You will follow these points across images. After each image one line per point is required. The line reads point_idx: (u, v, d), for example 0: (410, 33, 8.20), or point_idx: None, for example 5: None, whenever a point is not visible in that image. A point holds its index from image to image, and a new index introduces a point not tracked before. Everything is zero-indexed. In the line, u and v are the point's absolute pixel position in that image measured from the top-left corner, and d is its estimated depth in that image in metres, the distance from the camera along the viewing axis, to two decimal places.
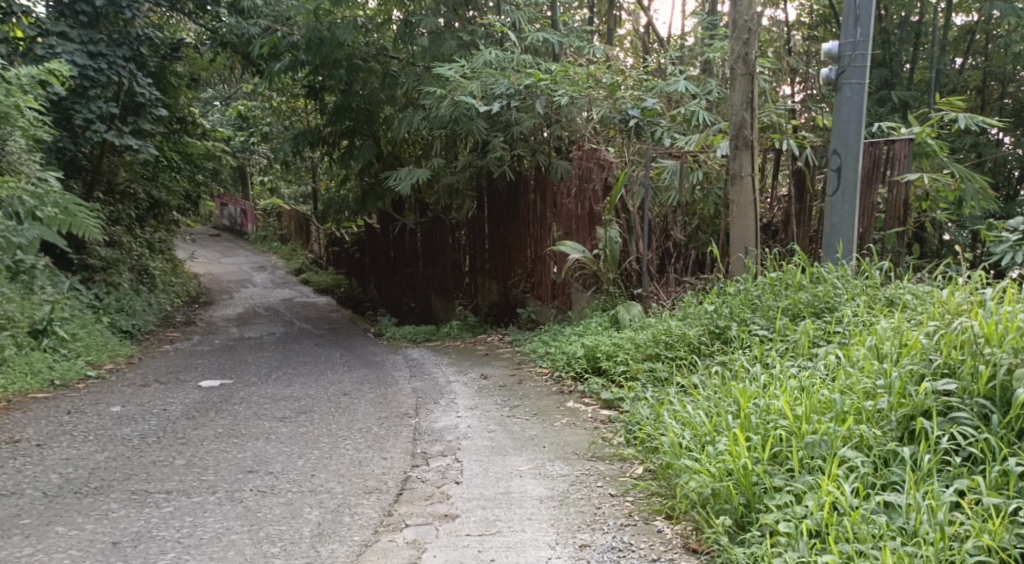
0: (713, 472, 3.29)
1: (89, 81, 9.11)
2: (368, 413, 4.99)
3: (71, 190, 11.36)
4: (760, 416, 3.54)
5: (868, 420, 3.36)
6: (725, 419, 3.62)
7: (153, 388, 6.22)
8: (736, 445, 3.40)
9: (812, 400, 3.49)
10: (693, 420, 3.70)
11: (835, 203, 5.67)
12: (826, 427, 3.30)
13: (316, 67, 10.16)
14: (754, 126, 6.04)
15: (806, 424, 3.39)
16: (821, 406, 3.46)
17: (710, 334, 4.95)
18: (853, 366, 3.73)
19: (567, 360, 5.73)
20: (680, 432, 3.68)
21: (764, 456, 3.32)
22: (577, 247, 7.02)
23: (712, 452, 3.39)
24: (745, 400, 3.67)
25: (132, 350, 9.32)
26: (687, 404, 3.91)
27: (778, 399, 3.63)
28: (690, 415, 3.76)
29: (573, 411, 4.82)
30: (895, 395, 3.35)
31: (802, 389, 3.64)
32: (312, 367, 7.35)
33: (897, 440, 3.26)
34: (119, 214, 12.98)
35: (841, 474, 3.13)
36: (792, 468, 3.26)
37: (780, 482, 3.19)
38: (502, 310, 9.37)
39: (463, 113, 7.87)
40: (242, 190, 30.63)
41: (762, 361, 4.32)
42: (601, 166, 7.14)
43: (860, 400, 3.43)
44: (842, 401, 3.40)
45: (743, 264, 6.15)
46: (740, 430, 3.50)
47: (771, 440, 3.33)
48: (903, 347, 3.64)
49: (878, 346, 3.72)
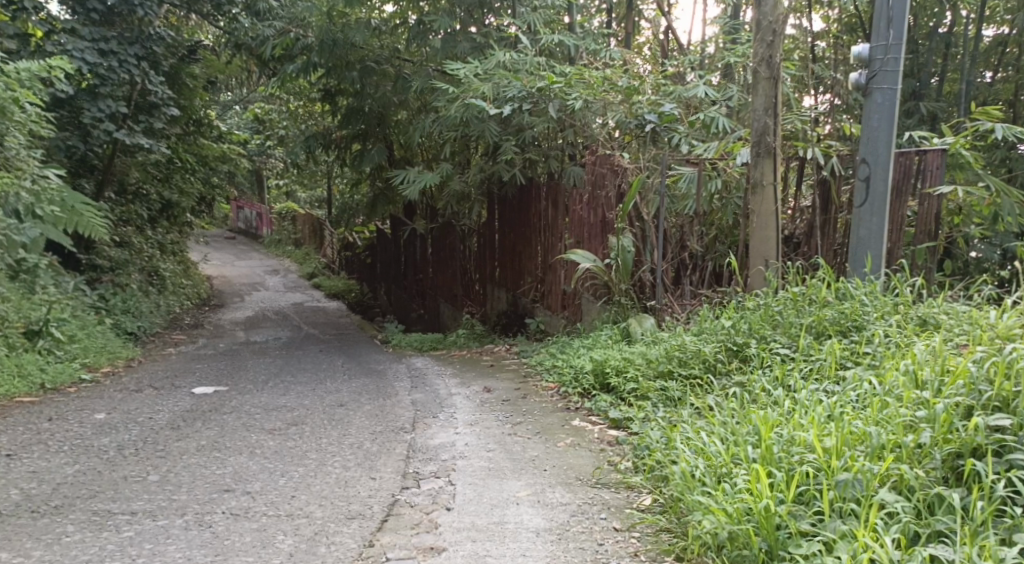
0: (730, 512, 3.00)
1: (99, 80, 8.90)
2: (362, 427, 4.73)
3: (79, 189, 11.19)
4: (783, 448, 3.25)
5: (908, 457, 3.06)
6: (744, 450, 3.32)
7: (145, 394, 5.98)
8: (757, 482, 3.10)
9: (842, 431, 3.19)
10: (709, 450, 3.41)
11: (863, 215, 5.37)
12: (860, 465, 3.00)
13: (329, 69, 9.94)
14: (778, 133, 5.74)
15: (837, 459, 3.09)
16: (852, 437, 3.17)
17: (727, 352, 4.65)
18: (889, 393, 3.43)
19: (575, 375, 5.44)
20: (693, 461, 3.39)
21: (788, 495, 3.02)
22: (588, 255, 6.74)
23: (729, 490, 3.10)
24: (766, 429, 3.37)
25: (134, 353, 9.10)
26: (702, 429, 3.62)
27: (804, 428, 3.33)
28: (705, 443, 3.47)
29: (579, 430, 4.53)
30: (940, 430, 3.05)
31: (830, 418, 3.34)
32: (311, 374, 7.10)
33: (942, 482, 2.96)
34: (129, 214, 12.82)
35: (880, 522, 2.83)
36: (821, 510, 2.96)
37: (807, 527, 2.89)
38: (511, 320, 9.10)
39: (474, 116, 7.66)
40: (258, 193, 30.58)
41: (783, 384, 4.01)
42: (615, 173, 6.85)
43: (899, 434, 3.13)
44: (878, 434, 3.10)
45: (763, 277, 5.85)
46: (761, 464, 3.20)
47: (797, 477, 3.03)
48: (947, 375, 3.33)
49: (918, 372, 3.42)
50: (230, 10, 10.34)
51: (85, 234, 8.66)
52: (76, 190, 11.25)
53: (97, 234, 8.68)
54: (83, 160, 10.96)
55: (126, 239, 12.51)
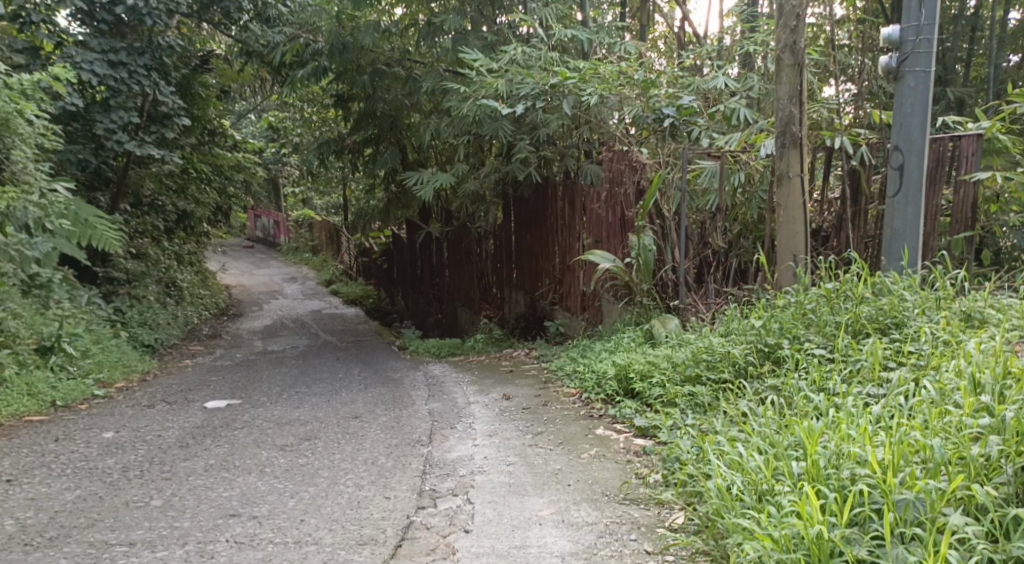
0: (777, 538, 2.77)
1: (109, 91, 8.78)
2: (377, 441, 4.54)
3: (93, 202, 11.09)
4: (832, 463, 3.02)
5: (977, 473, 2.82)
6: (788, 466, 3.10)
7: (157, 410, 5.81)
8: (806, 503, 2.87)
9: (898, 443, 2.97)
10: (748, 465, 3.19)
11: (897, 205, 5.13)
12: (923, 485, 2.77)
13: (339, 73, 9.77)
14: (803, 122, 5.50)
15: (894, 475, 2.86)
16: (910, 450, 2.94)
17: (758, 353, 4.41)
18: (947, 401, 3.21)
19: (597, 381, 5.22)
20: (731, 477, 3.17)
21: (841, 518, 2.80)
22: (607, 256, 6.51)
23: (775, 514, 2.87)
24: (811, 442, 3.15)
25: (150, 366, 8.97)
26: (739, 442, 3.40)
27: (853, 440, 3.11)
28: (743, 458, 3.25)
29: (604, 439, 4.31)
30: (1013, 443, 2.82)
31: (883, 429, 3.12)
32: (327, 385, 6.92)
33: (1016, 500, 2.73)
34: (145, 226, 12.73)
35: (951, 549, 2.59)
36: (880, 535, 2.73)
37: (865, 554, 2.67)
38: (529, 323, 8.88)
39: (486, 115, 7.46)
40: (275, 202, 30.60)
41: (824, 389, 3.78)
42: (633, 169, 6.62)
43: (964, 447, 2.90)
44: (941, 448, 2.87)
45: (792, 273, 5.62)
46: (809, 482, 2.98)
47: (851, 498, 2.80)
48: (1010, 380, 3.14)
49: (980, 378, 3.20)
50: (239, 17, 10.20)
51: (99, 247, 8.54)
52: (90, 203, 11.16)
53: (111, 247, 8.56)
54: (96, 173, 10.87)
55: (142, 251, 12.42)
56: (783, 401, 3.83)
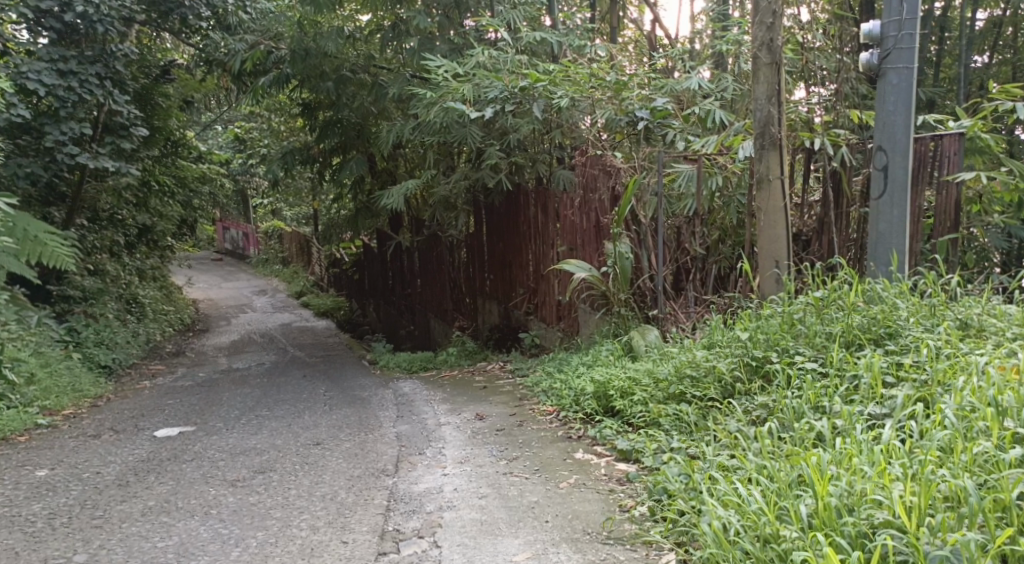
0: None
1: (58, 102, 8.30)
2: (339, 472, 4.19)
3: (49, 218, 10.60)
4: (846, 507, 2.77)
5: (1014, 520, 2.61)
6: (795, 508, 2.84)
7: (103, 441, 5.41)
8: (823, 555, 2.62)
9: (923, 485, 2.73)
10: (748, 506, 2.92)
11: (881, 208, 4.88)
12: (957, 535, 2.54)
13: (303, 81, 9.39)
14: (783, 122, 5.23)
15: (920, 522, 2.63)
16: (940, 494, 2.71)
17: (745, 368, 4.13)
18: (972, 435, 3.00)
19: (575, 398, 4.90)
20: (729, 520, 2.91)
21: None
22: (582, 265, 6.20)
23: None
24: (819, 480, 2.90)
25: (105, 390, 8.51)
26: (734, 478, 3.13)
27: (867, 478, 2.87)
28: (743, 497, 2.98)
29: (584, 464, 4.00)
30: None
31: (902, 466, 2.88)
32: (290, 406, 6.54)
33: None
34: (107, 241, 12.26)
35: None
36: None
37: None
38: (504, 334, 8.55)
39: (454, 120, 7.13)
40: (244, 213, 30.04)
41: (821, 411, 3.53)
42: (607, 173, 6.33)
43: (999, 491, 2.69)
44: (975, 491, 2.65)
45: (776, 280, 5.34)
46: (820, 529, 2.73)
47: (874, 550, 2.55)
48: None
49: (1010, 411, 3.00)
50: (198, 24, 9.81)
51: (50, 265, 8.06)
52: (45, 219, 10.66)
53: (63, 264, 8.09)
54: (49, 187, 10.40)
55: (100, 267, 11.80)
56: (778, 425, 3.56)
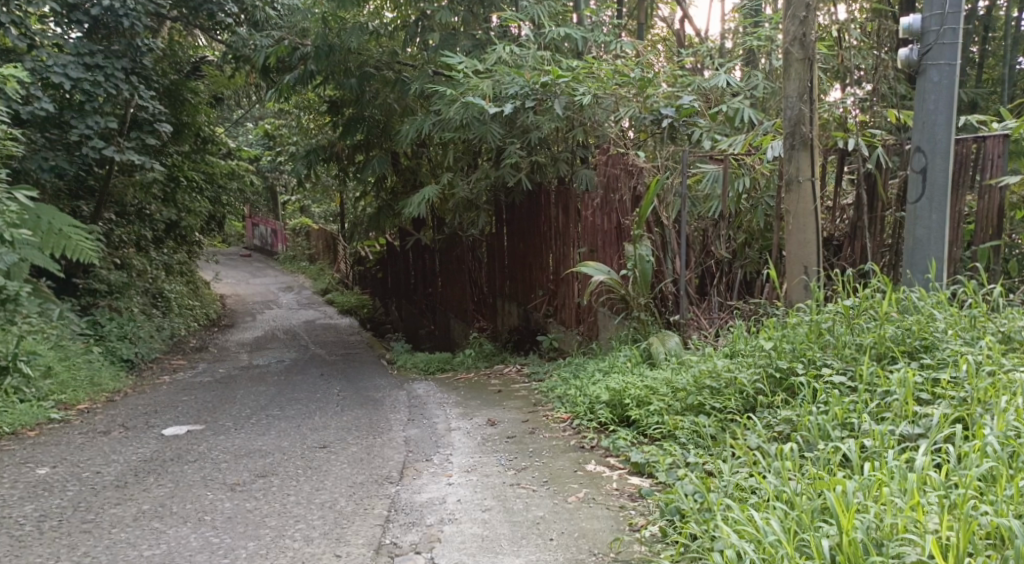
0: None
1: (85, 96, 8.21)
2: (342, 478, 4.06)
3: (77, 211, 10.58)
4: (872, 541, 2.58)
5: None
6: (817, 539, 2.65)
7: (109, 438, 5.31)
8: None
9: (961, 522, 2.54)
10: (765, 535, 2.73)
11: (919, 212, 4.64)
12: None
13: (327, 77, 9.28)
14: (814, 121, 5.01)
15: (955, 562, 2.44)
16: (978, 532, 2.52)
17: (768, 380, 3.92)
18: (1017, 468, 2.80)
19: (590, 406, 4.71)
20: (743, 548, 2.72)
21: None
22: (601, 267, 6.00)
23: None
24: (844, 511, 2.69)
25: (123, 385, 8.45)
26: (750, 504, 2.95)
27: (898, 510, 2.68)
28: (759, 523, 2.80)
29: (595, 477, 3.81)
30: None
31: (936, 499, 2.69)
32: (302, 406, 6.41)
33: None
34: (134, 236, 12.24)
35: None
36: None
37: None
38: (523, 336, 8.38)
39: (474, 117, 6.95)
40: (273, 209, 30.14)
41: (850, 429, 3.33)
42: (629, 173, 6.14)
43: None
44: (1019, 532, 2.46)
45: (804, 287, 5.11)
46: None
47: None
48: None
49: None
50: (224, 19, 9.74)
51: (73, 258, 8.00)
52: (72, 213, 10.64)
53: (86, 258, 8.02)
54: (77, 180, 10.35)
55: (126, 261, 11.73)
56: (802, 443, 3.35)
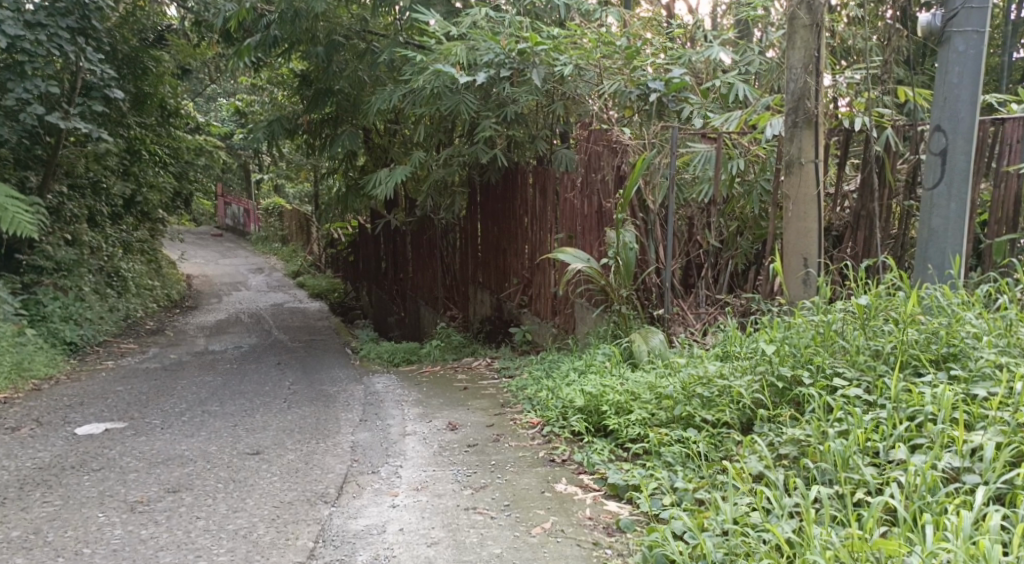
0: None
1: (24, 56, 7.33)
2: (268, 494, 3.47)
3: (27, 182, 9.73)
4: None
5: None
6: None
7: (13, 438, 4.69)
8: None
9: None
10: None
11: (936, 199, 4.06)
12: None
13: (292, 45, 8.57)
14: (819, 95, 4.39)
15: None
16: None
17: (770, 390, 3.38)
18: None
19: (562, 412, 4.11)
20: None
21: None
22: (580, 255, 5.35)
23: None
24: None
25: (58, 372, 7.77)
26: None
27: None
28: None
29: (565, 501, 3.24)
30: None
31: None
32: (247, 401, 5.79)
33: None
34: (92, 212, 11.41)
35: None
36: None
37: None
38: (495, 327, 7.78)
39: (445, 87, 6.30)
40: (247, 189, 29.21)
41: (873, 457, 2.85)
42: (613, 151, 5.53)
43: None
44: None
45: (807, 281, 4.52)
46: None
47: None
48: None
49: None
50: None
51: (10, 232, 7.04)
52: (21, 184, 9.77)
53: (25, 232, 7.10)
54: (23, 149, 9.41)
55: (78, 237, 10.71)
56: (818, 474, 2.86)
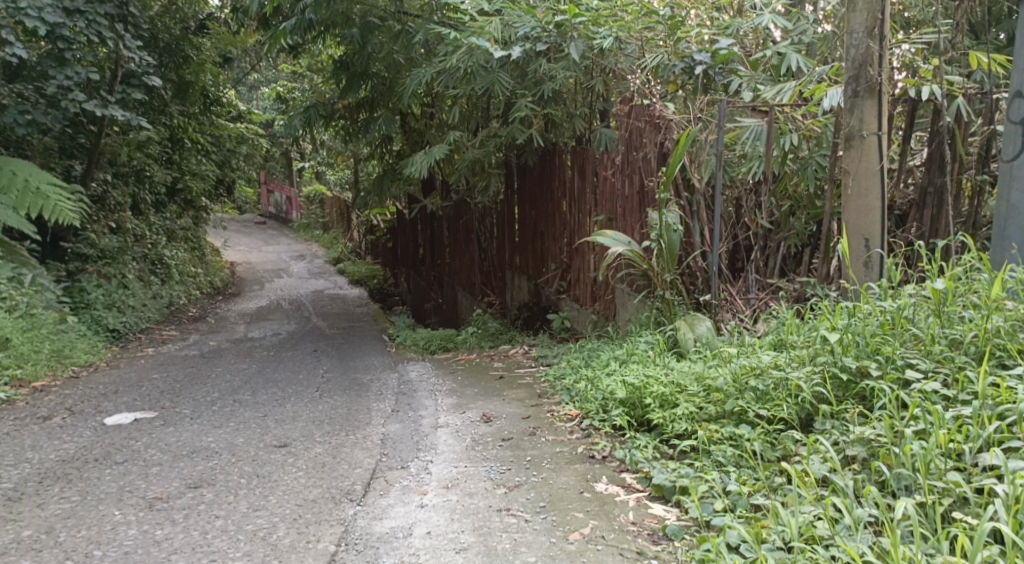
0: None
1: (62, 42, 6.99)
2: (292, 489, 3.30)
3: (69, 171, 9.68)
4: None
5: None
6: None
7: (40, 428, 4.59)
8: None
9: None
10: None
11: (1016, 172, 3.71)
12: None
13: (327, 28, 8.36)
14: (884, 61, 4.04)
15: None
16: None
17: (831, 384, 3.10)
18: None
19: (603, 404, 3.87)
20: None
21: None
22: (621, 238, 5.09)
23: None
24: None
25: (97, 359, 7.72)
26: None
27: None
28: None
29: (605, 502, 3.01)
30: None
31: None
32: (279, 390, 5.64)
33: None
34: (136, 199, 11.44)
35: None
36: None
37: None
38: (533, 314, 7.54)
39: (480, 64, 6.06)
40: (289, 176, 29.31)
41: (957, 461, 2.58)
42: (655, 127, 5.24)
43: None
44: None
45: (867, 264, 4.19)
46: None
47: None
48: None
49: None
50: None
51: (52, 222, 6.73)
52: (65, 173, 9.72)
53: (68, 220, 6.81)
54: (65, 138, 9.39)
55: (120, 225, 10.71)
56: (893, 480, 2.59)
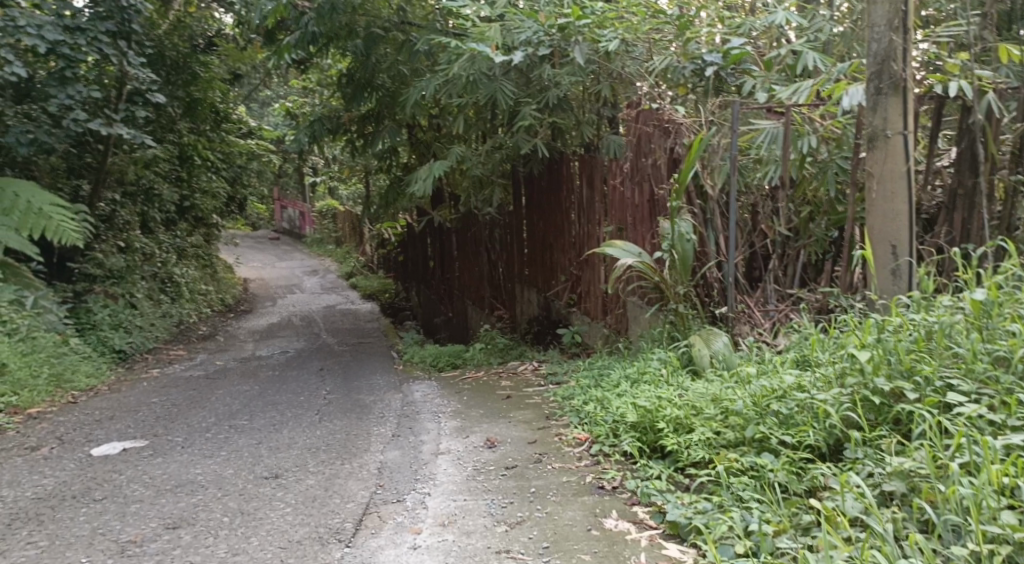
0: None
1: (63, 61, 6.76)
2: (276, 528, 3.08)
3: (76, 192, 9.51)
4: None
5: None
6: None
7: (24, 460, 4.38)
8: None
9: None
10: None
11: None
12: None
13: (330, 40, 8.16)
14: (906, 56, 3.77)
15: None
16: None
17: (862, 408, 2.85)
18: None
19: (613, 428, 3.60)
20: None
21: None
22: (630, 249, 4.84)
23: None
24: None
25: (100, 383, 7.53)
26: None
27: None
28: None
29: (615, 542, 2.78)
30: None
31: None
32: (278, 414, 5.42)
33: None
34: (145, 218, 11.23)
35: None
36: None
37: None
38: (544, 328, 7.29)
39: (482, 73, 5.86)
40: (301, 191, 29.24)
41: (1011, 498, 2.35)
42: (666, 132, 4.99)
43: None
44: None
45: (894, 274, 3.92)
46: None
47: None
48: None
49: None
50: None
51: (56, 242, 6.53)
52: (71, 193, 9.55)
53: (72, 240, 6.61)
54: (72, 157, 9.21)
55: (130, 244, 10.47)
56: (939, 521, 2.36)
